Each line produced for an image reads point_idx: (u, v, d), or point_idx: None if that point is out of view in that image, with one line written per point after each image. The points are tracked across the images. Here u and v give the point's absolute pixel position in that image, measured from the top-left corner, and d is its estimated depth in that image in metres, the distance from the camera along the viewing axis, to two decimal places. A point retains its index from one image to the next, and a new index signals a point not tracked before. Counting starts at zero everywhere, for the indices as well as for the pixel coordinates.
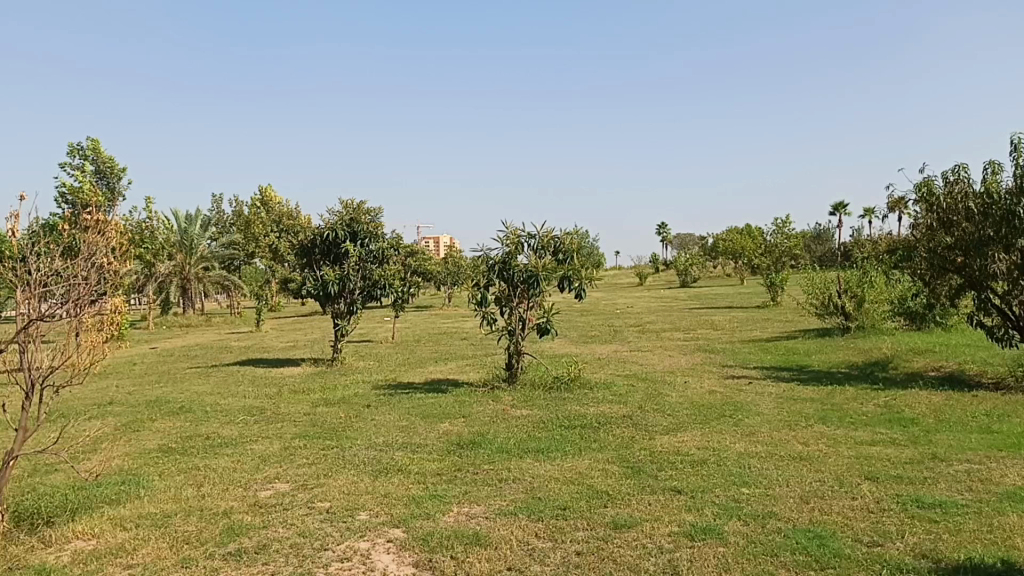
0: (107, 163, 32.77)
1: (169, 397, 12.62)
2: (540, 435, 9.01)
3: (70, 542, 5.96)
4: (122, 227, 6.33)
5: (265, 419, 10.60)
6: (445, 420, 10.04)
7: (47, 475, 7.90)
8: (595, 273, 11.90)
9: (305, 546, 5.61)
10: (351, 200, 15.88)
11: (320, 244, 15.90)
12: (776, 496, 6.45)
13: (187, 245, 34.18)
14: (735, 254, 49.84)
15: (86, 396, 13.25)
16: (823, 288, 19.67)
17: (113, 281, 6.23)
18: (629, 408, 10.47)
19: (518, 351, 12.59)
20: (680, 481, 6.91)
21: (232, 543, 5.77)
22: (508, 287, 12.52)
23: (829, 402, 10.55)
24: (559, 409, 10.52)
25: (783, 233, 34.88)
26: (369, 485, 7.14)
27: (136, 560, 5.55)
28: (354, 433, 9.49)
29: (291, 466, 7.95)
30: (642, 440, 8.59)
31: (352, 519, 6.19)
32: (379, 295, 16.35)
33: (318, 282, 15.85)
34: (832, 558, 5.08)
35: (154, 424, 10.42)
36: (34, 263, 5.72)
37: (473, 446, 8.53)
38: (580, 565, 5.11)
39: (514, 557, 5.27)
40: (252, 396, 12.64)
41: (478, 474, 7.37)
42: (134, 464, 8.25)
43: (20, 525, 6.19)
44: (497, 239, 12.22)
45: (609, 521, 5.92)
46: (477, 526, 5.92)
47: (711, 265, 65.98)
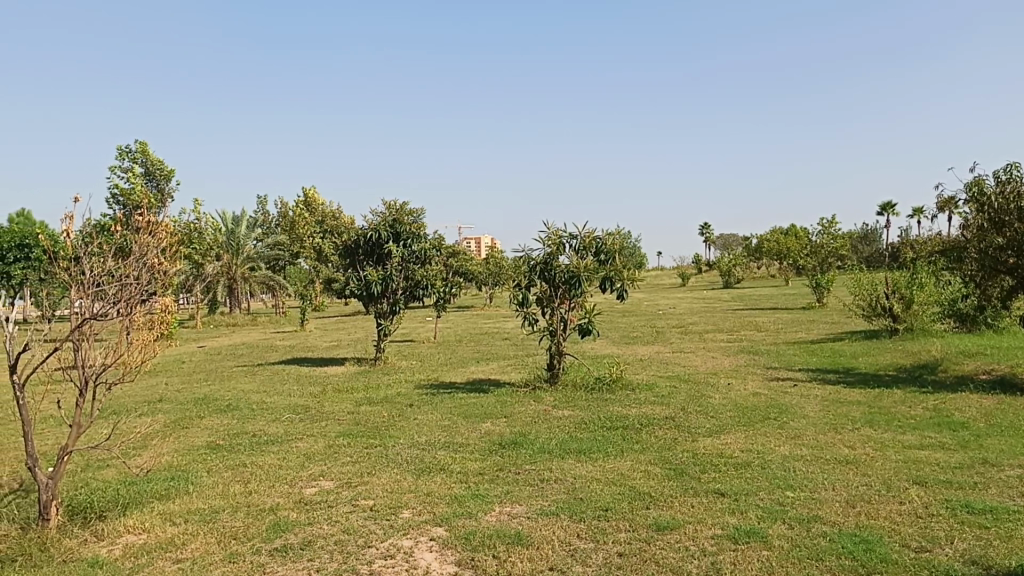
0: (156, 165, 33.45)
1: (216, 395, 12.83)
2: (582, 436, 9.01)
3: (121, 536, 6.11)
4: (172, 228, 6.48)
5: (310, 417, 10.74)
6: (487, 419, 10.09)
7: (99, 470, 8.10)
8: (638, 274, 11.86)
9: (349, 543, 5.68)
10: (394, 200, 16.02)
11: (364, 245, 16.07)
12: (821, 500, 6.37)
13: (233, 245, 34.74)
14: (780, 254, 49.15)
15: (136, 393, 13.55)
16: (870, 290, 19.37)
17: (163, 281, 6.38)
18: (672, 409, 10.42)
19: (559, 352, 12.61)
20: (723, 484, 6.85)
21: (278, 539, 5.87)
22: (550, 287, 12.52)
23: (876, 405, 10.39)
24: (601, 410, 10.50)
25: (829, 233, 34.32)
26: (412, 483, 7.21)
27: (185, 554, 5.67)
28: (397, 431, 9.58)
29: (335, 464, 8.05)
30: (684, 442, 8.54)
31: (394, 517, 6.25)
32: (421, 295, 16.45)
33: (362, 282, 16.00)
34: (878, 564, 5.01)
35: (202, 422, 10.61)
36: (88, 264, 5.87)
37: (515, 446, 8.56)
38: (623, 566, 5.11)
39: (556, 557, 5.28)
40: (297, 394, 12.82)
41: (520, 474, 7.39)
42: (182, 460, 8.43)
43: (74, 518, 6.37)
44: (539, 240, 12.25)
45: (651, 522, 5.90)
46: (519, 525, 5.94)
47: (754, 265, 65.22)
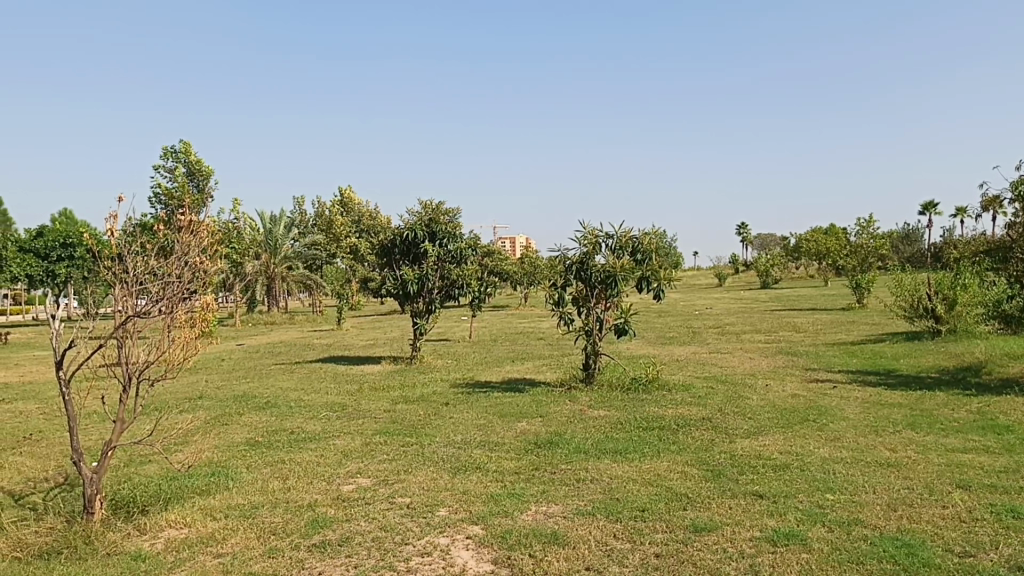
0: (197, 166, 33.97)
1: (255, 393, 12.99)
2: (617, 436, 8.97)
3: (163, 531, 6.20)
4: (213, 227, 6.54)
5: (347, 415, 10.84)
6: (522, 419, 10.11)
7: (141, 466, 8.24)
8: (675, 275, 11.78)
9: (387, 540, 5.72)
10: (430, 200, 16.11)
11: (400, 244, 16.15)
12: (863, 502, 6.29)
13: (272, 245, 35.14)
14: (819, 254, 48.45)
15: (178, 390, 13.77)
16: (912, 291, 19.07)
17: (205, 280, 6.46)
18: (709, 410, 10.35)
19: (595, 352, 12.58)
20: (762, 486, 6.79)
21: (317, 535, 5.93)
22: (586, 287, 12.48)
23: (918, 408, 10.23)
24: (637, 410, 10.44)
25: (869, 232, 33.74)
26: (448, 481, 7.24)
27: (226, 549, 5.74)
28: (434, 430, 9.62)
29: (372, 462, 8.10)
30: (722, 444, 8.49)
31: (431, 515, 6.29)
32: (456, 295, 16.49)
33: (398, 282, 16.10)
34: (921, 568, 4.93)
35: (241, 418, 10.76)
36: (132, 263, 5.96)
37: (551, 445, 8.56)
38: (660, 567, 5.08)
39: (593, 558, 5.27)
40: (334, 392, 12.94)
41: (556, 474, 7.39)
42: (223, 456, 8.54)
43: (118, 512, 6.47)
44: (575, 239, 12.23)
45: (689, 523, 5.86)
46: (555, 525, 5.94)
47: (793, 265, 64.46)
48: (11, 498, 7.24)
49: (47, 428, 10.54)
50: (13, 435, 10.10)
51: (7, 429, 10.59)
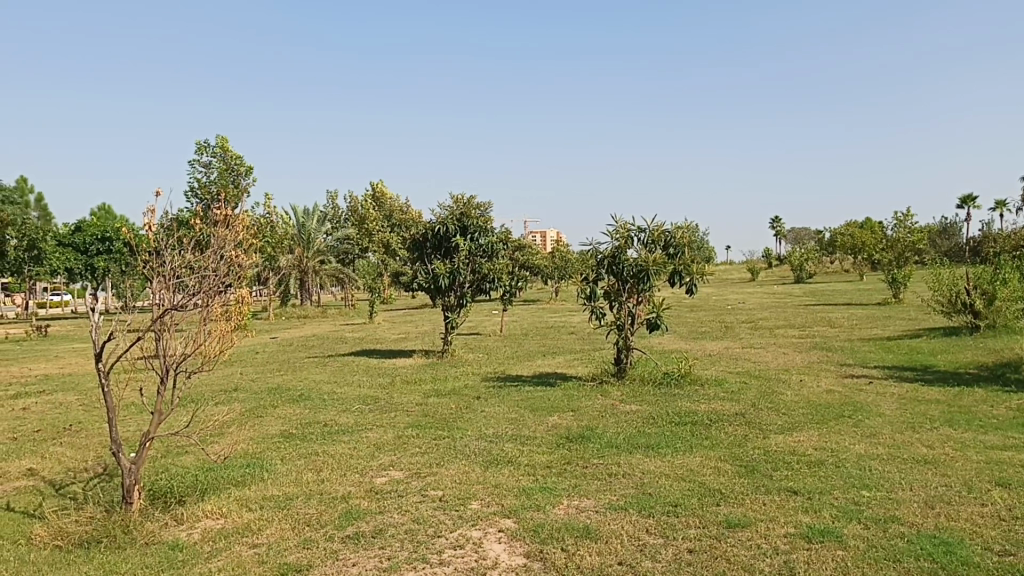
0: (234, 160, 34.38)
1: (289, 385, 13.13)
2: (650, 430, 8.94)
3: (200, 521, 6.29)
4: (248, 221, 6.58)
5: (380, 408, 10.92)
6: (554, 413, 10.11)
7: (178, 457, 8.37)
8: (708, 269, 11.70)
9: (419, 532, 5.76)
10: (462, 194, 16.13)
11: (432, 238, 16.21)
12: (899, 499, 6.22)
13: (305, 239, 35.42)
14: (854, 248, 47.72)
15: (214, 382, 13.95)
16: (950, 286, 18.73)
17: (240, 273, 6.52)
18: (742, 405, 10.28)
19: (626, 346, 12.55)
20: (796, 482, 6.74)
21: (351, 526, 5.98)
22: (618, 281, 12.44)
23: (956, 404, 10.07)
24: (669, 405, 10.39)
25: (906, 226, 33.05)
26: (480, 475, 7.26)
27: (261, 539, 5.81)
28: (465, 423, 9.66)
29: (404, 455, 8.16)
30: (755, 439, 8.42)
31: (464, 508, 6.31)
32: (488, 289, 16.51)
33: (429, 276, 16.15)
34: (959, 566, 4.86)
35: (276, 411, 10.87)
36: (169, 257, 6.06)
37: (583, 439, 8.55)
38: (693, 562, 5.06)
39: (625, 552, 5.26)
40: (367, 385, 13.04)
41: (588, 468, 7.38)
42: (257, 448, 8.64)
43: (156, 502, 6.58)
44: (607, 233, 12.19)
45: (722, 519, 5.83)
46: (587, 519, 5.94)
47: (828, 259, 63.68)
48: (52, 488, 7.40)
49: (86, 419, 10.75)
50: (54, 426, 10.31)
51: (48, 419, 10.81)
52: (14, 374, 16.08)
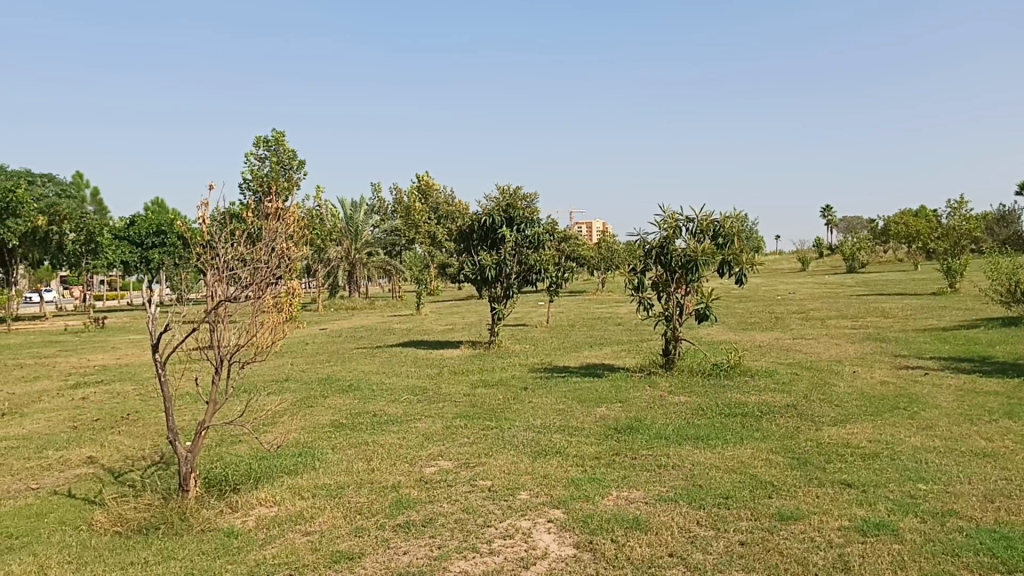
0: (288, 155, 34.86)
1: (338, 376, 13.27)
2: (699, 422, 8.87)
3: (254, 508, 6.40)
4: (299, 214, 6.68)
5: (428, 398, 11.00)
6: (602, 404, 10.08)
7: (232, 446, 8.53)
8: (758, 260, 11.55)
9: (469, 522, 5.79)
10: (508, 185, 16.12)
11: (478, 230, 16.25)
12: (957, 493, 6.08)
13: (352, 231, 35.78)
14: (907, 237, 46.71)
15: (265, 373, 14.17)
16: (1009, 275, 18.24)
17: (291, 266, 6.62)
18: (793, 397, 10.14)
19: (675, 338, 12.46)
20: (850, 475, 6.63)
21: (401, 515, 6.04)
22: (665, 272, 12.34)
23: (1016, 396, 9.80)
24: (718, 397, 10.30)
25: (961, 214, 32.16)
26: (529, 465, 7.28)
27: (314, 527, 5.90)
28: (513, 414, 9.67)
29: (453, 445, 8.21)
30: (807, 431, 8.30)
31: (513, 498, 6.34)
32: (534, 280, 16.51)
33: (476, 267, 16.19)
34: (1021, 561, 4.74)
35: (326, 401, 11.02)
36: (222, 250, 6.16)
37: (631, 431, 8.51)
38: (745, 555, 5.02)
39: (676, 544, 5.23)
40: (415, 376, 13.15)
41: (637, 460, 7.35)
42: (309, 437, 8.77)
43: (212, 490, 6.71)
44: (655, 224, 12.09)
45: (775, 512, 5.76)
46: (637, 510, 5.92)
47: (880, 249, 62.47)
48: (111, 475, 7.59)
49: (144, 408, 11.00)
50: (112, 415, 10.57)
51: (106, 409, 11.08)
52: (73, 365, 16.52)
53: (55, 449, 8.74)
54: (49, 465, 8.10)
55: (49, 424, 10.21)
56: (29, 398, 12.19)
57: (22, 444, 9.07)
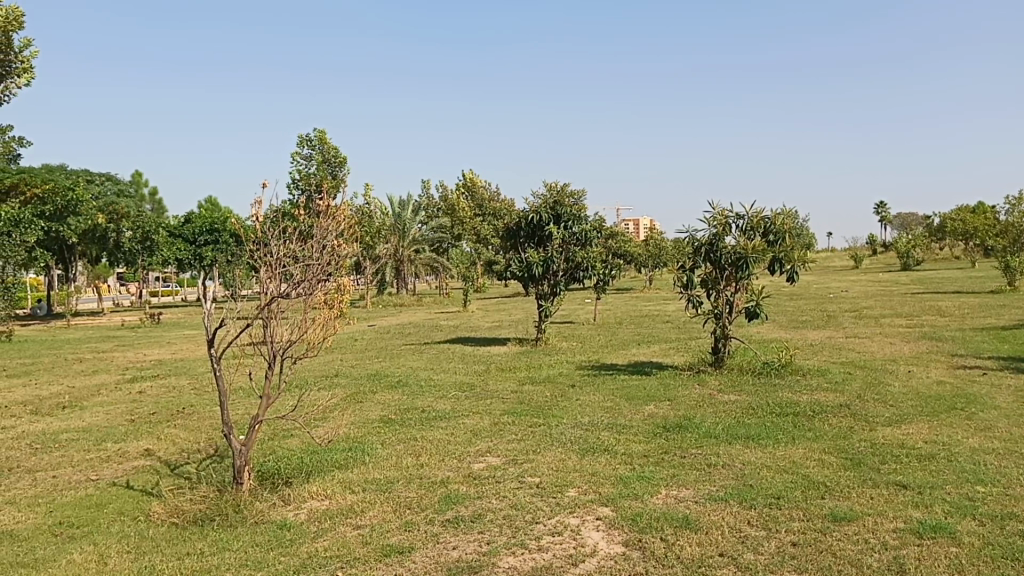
0: (332, 153, 35.21)
1: (387, 372, 13.42)
2: (749, 421, 8.78)
3: (306, 501, 6.50)
4: (349, 211, 6.75)
5: (475, 395, 11.04)
6: (650, 402, 10.03)
7: (285, 439, 8.68)
8: (809, 258, 11.40)
9: (518, 518, 5.81)
10: (555, 182, 16.11)
11: (525, 227, 16.26)
12: (1018, 496, 5.93)
13: (400, 228, 36.11)
14: (964, 234, 45.54)
15: (315, 368, 14.38)
16: None
17: (341, 262, 6.69)
18: (847, 396, 9.98)
19: (724, 336, 12.31)
20: (905, 476, 6.51)
21: (450, 510, 6.08)
22: (715, 269, 12.22)
23: None
24: (769, 396, 10.18)
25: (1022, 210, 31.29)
26: (577, 463, 7.27)
27: (364, 521, 5.97)
28: (561, 411, 9.68)
29: (501, 441, 8.24)
30: (861, 431, 8.16)
31: (561, 495, 6.34)
32: (582, 277, 16.45)
33: (523, 264, 16.18)
34: None
35: (376, 397, 11.13)
36: (275, 247, 6.27)
37: (680, 429, 8.47)
38: (797, 556, 4.95)
39: (727, 544, 5.19)
40: (462, 372, 13.21)
41: (686, 458, 7.30)
42: (359, 432, 8.88)
43: (265, 483, 6.82)
44: (704, 220, 11.98)
45: (828, 513, 5.68)
46: (686, 509, 5.88)
47: (936, 246, 60.85)
48: (167, 468, 7.76)
49: (198, 402, 11.24)
50: (168, 408, 10.81)
51: (162, 402, 11.34)
52: (131, 359, 16.91)
53: (114, 441, 8.97)
54: (108, 457, 8.31)
55: (108, 416, 10.49)
56: (89, 391, 12.53)
57: (83, 436, 9.32)
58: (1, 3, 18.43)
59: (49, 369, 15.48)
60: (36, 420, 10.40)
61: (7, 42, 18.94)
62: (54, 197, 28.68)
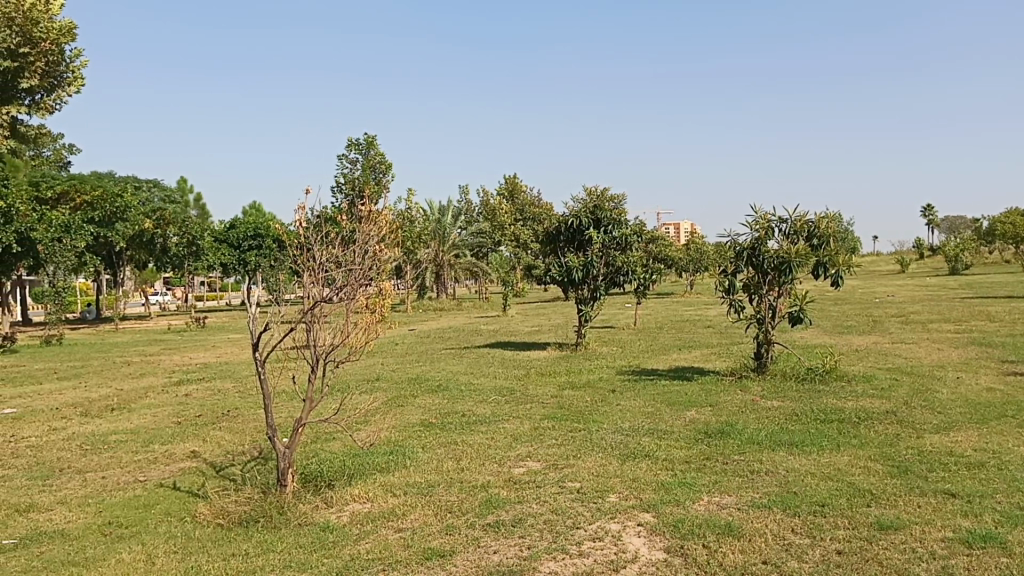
0: (378, 159, 35.54)
1: (428, 376, 13.50)
2: (793, 428, 8.66)
3: (348, 504, 6.57)
4: (391, 216, 6.79)
5: (515, 400, 11.05)
6: (691, 407, 9.96)
7: (327, 442, 8.77)
8: (855, 262, 11.21)
9: (558, 523, 5.81)
10: (595, 186, 16.08)
11: (565, 231, 16.27)
12: None
13: (441, 233, 36.38)
14: (1014, 238, 44.47)
15: (357, 372, 14.53)
16: None
17: (383, 267, 6.73)
18: (893, 403, 9.80)
19: (767, 341, 12.20)
20: (954, 484, 6.37)
21: (491, 514, 6.10)
22: (758, 273, 12.07)
23: None
24: (813, 402, 10.06)
25: None
26: (618, 468, 7.25)
27: (405, 524, 6.01)
28: (601, 416, 9.67)
29: (541, 446, 8.24)
30: (908, 439, 8.02)
31: (601, 501, 6.32)
32: (622, 282, 16.35)
33: (563, 269, 16.19)
34: None
35: (416, 400, 11.20)
36: (318, 251, 6.33)
37: (722, 435, 8.39)
38: (842, 564, 4.89)
39: (770, 551, 5.14)
40: (503, 377, 13.23)
41: (728, 465, 7.23)
42: (400, 436, 8.94)
43: (308, 486, 6.89)
44: (746, 224, 11.86)
45: (874, 521, 5.59)
46: (729, 516, 5.82)
47: (986, 249, 59.56)
48: (213, 469, 7.90)
49: (243, 404, 11.42)
50: (214, 411, 11.00)
51: (208, 405, 11.54)
52: (178, 362, 17.23)
53: (161, 443, 9.16)
54: (155, 458, 8.48)
55: (155, 418, 10.70)
56: (138, 394, 12.81)
57: (131, 437, 9.51)
58: (55, 17, 18.97)
59: (99, 372, 15.85)
60: (86, 422, 10.64)
61: (59, 53, 19.46)
62: (103, 203, 29.35)
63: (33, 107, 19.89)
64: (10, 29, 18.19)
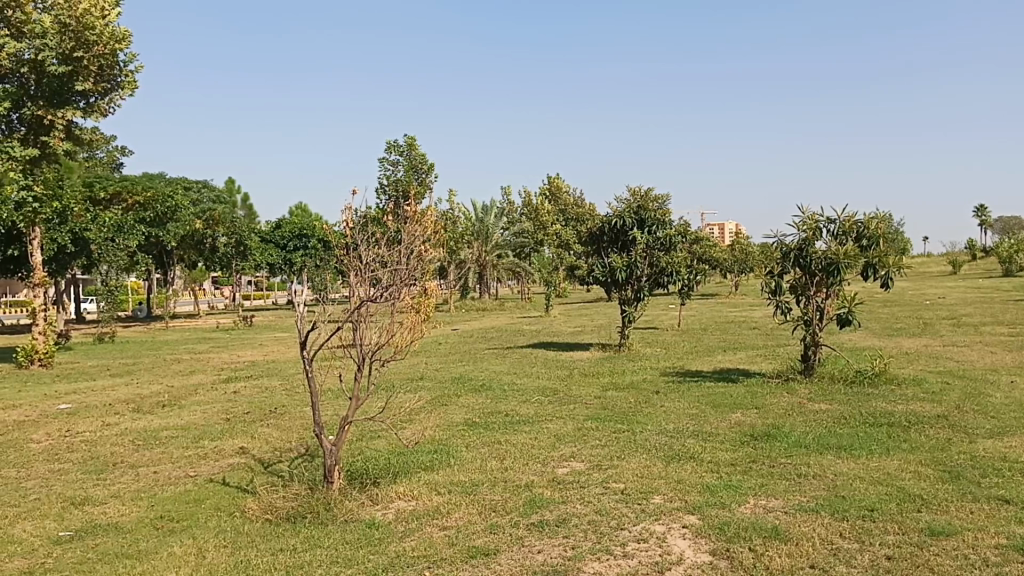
0: (420, 159, 35.74)
1: (471, 376, 13.57)
2: (841, 431, 8.53)
3: (393, 502, 6.63)
4: (435, 216, 6.83)
5: (558, 400, 11.05)
6: (737, 410, 9.85)
7: (373, 441, 8.85)
8: (905, 263, 10.99)
9: (602, 524, 5.80)
10: (639, 187, 16.00)
11: (608, 232, 16.22)
12: None
13: (483, 233, 36.53)
14: None
15: (402, 371, 14.65)
16: None
17: (426, 267, 6.77)
18: (944, 407, 9.61)
19: (814, 343, 12.03)
20: (1008, 491, 6.23)
21: (535, 514, 6.11)
22: (805, 274, 11.91)
23: None
24: (861, 405, 9.90)
25: None
26: (662, 469, 7.21)
27: (451, 522, 6.05)
28: (645, 417, 9.62)
29: (585, 446, 8.23)
30: (961, 443, 7.86)
31: (646, 502, 6.30)
32: (666, 282, 16.21)
33: (606, 269, 16.12)
34: None
35: (459, 399, 11.26)
36: (364, 251, 6.39)
37: (768, 438, 8.29)
38: (892, 570, 4.81)
39: (818, 556, 5.07)
40: (546, 377, 13.23)
41: (775, 467, 7.17)
42: (444, 435, 8.99)
43: (354, 482, 6.97)
44: (793, 224, 11.72)
45: (924, 527, 5.49)
46: (775, 519, 5.77)
47: None
48: (261, 466, 8.02)
49: (289, 402, 11.58)
50: (261, 408, 11.16)
51: (255, 402, 11.72)
52: (226, 360, 17.54)
53: (210, 439, 9.32)
54: (205, 454, 8.63)
55: (205, 415, 10.90)
56: (187, 391, 13.03)
57: (181, 433, 9.70)
58: (109, 23, 19.39)
59: (150, 369, 16.16)
60: (138, 418, 10.88)
61: (113, 58, 19.89)
62: (154, 203, 29.90)
63: (88, 110, 20.35)
64: (65, 34, 18.72)
